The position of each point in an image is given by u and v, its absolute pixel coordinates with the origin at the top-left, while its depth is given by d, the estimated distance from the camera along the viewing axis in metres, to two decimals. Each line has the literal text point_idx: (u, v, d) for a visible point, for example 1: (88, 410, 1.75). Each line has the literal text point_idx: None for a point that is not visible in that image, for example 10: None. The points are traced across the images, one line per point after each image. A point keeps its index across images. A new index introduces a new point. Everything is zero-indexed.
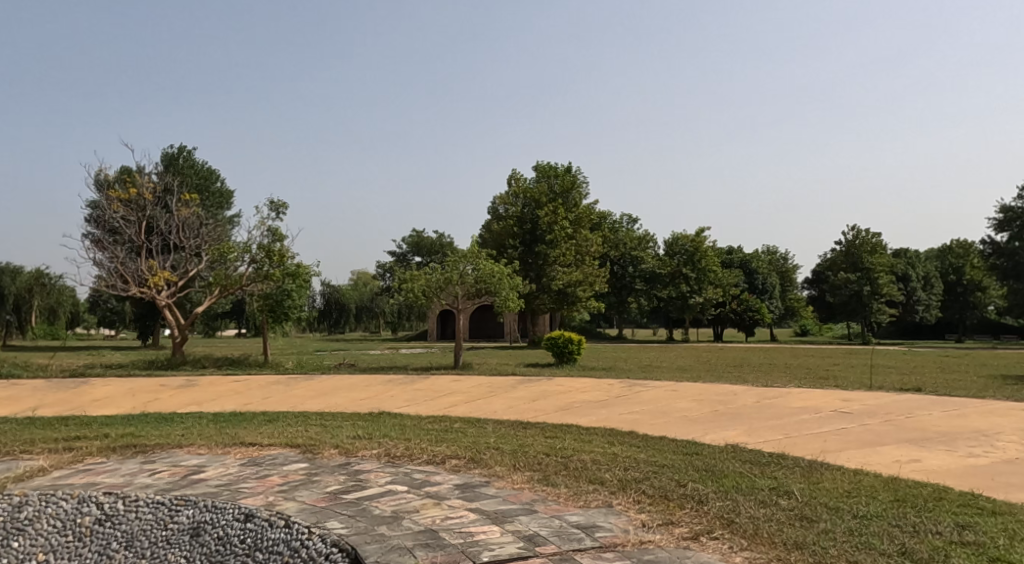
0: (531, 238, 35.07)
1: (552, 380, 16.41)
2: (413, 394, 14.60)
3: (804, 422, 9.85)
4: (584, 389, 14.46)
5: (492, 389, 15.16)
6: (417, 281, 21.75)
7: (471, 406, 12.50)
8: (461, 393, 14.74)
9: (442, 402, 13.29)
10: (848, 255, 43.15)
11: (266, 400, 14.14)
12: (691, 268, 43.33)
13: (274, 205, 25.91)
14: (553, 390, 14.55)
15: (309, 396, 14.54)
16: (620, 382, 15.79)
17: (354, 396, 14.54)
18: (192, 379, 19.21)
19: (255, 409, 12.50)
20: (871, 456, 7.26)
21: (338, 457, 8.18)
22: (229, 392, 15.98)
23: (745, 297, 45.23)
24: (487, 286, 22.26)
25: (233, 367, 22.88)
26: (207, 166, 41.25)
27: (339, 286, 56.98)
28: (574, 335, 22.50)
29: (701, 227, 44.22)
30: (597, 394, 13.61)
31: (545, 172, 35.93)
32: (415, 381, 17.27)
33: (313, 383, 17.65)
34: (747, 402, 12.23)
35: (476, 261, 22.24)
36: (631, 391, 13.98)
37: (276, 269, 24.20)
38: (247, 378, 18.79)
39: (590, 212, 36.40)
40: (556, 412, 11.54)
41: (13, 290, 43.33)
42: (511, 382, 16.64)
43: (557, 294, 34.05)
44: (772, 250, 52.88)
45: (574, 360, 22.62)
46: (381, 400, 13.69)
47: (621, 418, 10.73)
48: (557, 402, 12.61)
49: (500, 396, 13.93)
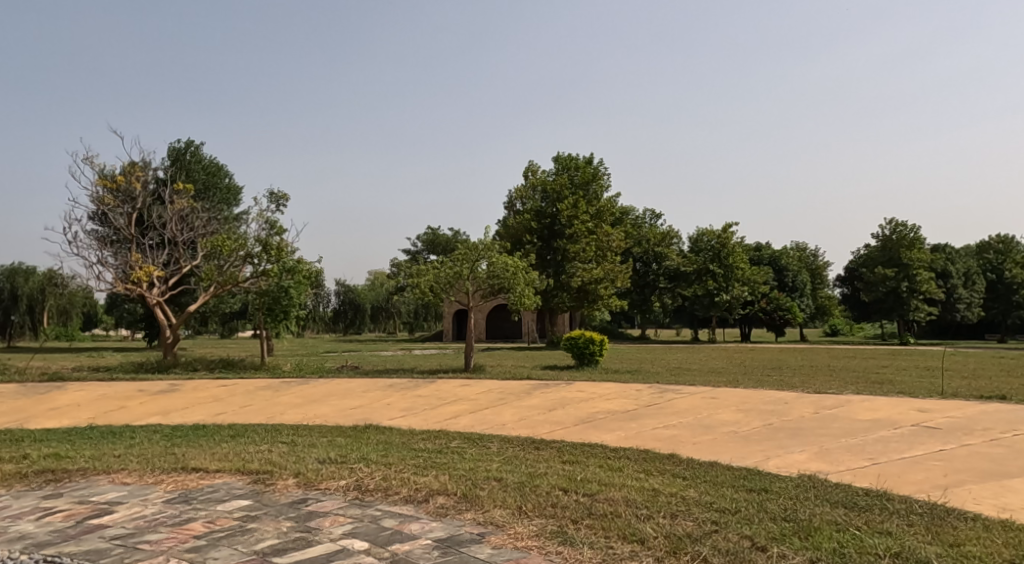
0: (549, 233, 33.29)
1: (573, 387, 14.50)
2: (412, 402, 12.76)
3: (888, 441, 7.90)
4: (607, 396, 12.56)
5: (504, 396, 13.32)
6: (426, 277, 19.93)
7: (476, 418, 10.60)
8: (467, 400, 12.86)
9: (442, 413, 11.44)
10: (883, 250, 40.83)
11: (242, 410, 12.29)
12: (719, 264, 40.97)
13: (275, 196, 24.17)
14: (573, 398, 12.66)
15: (295, 406, 12.72)
16: (649, 388, 13.88)
17: (344, 405, 12.71)
18: (177, 383, 17.52)
19: (225, 422, 10.70)
20: (1009, 497, 5.31)
21: (293, 490, 6.33)
22: (208, 400, 14.22)
23: (775, 296, 43.11)
24: (502, 282, 20.42)
25: (227, 369, 21.19)
26: (215, 161, 39.54)
27: (354, 286, 55.38)
28: (596, 335, 20.59)
29: (728, 223, 42.05)
30: (624, 403, 11.68)
31: (565, 164, 34.04)
32: (418, 386, 15.44)
33: (306, 388, 15.86)
34: (804, 414, 10.25)
35: (489, 256, 20.30)
36: (664, 399, 12.07)
37: (274, 264, 22.62)
38: (235, 382, 17.03)
39: (612, 206, 34.39)
40: (577, 426, 9.63)
41: (25, 290, 41.99)
42: (526, 387, 14.76)
43: (577, 292, 32.21)
44: (802, 247, 50.71)
45: (597, 362, 20.72)
46: (370, 410, 11.82)
47: (656, 435, 8.79)
48: (578, 413, 10.70)
49: (511, 405, 12.03)
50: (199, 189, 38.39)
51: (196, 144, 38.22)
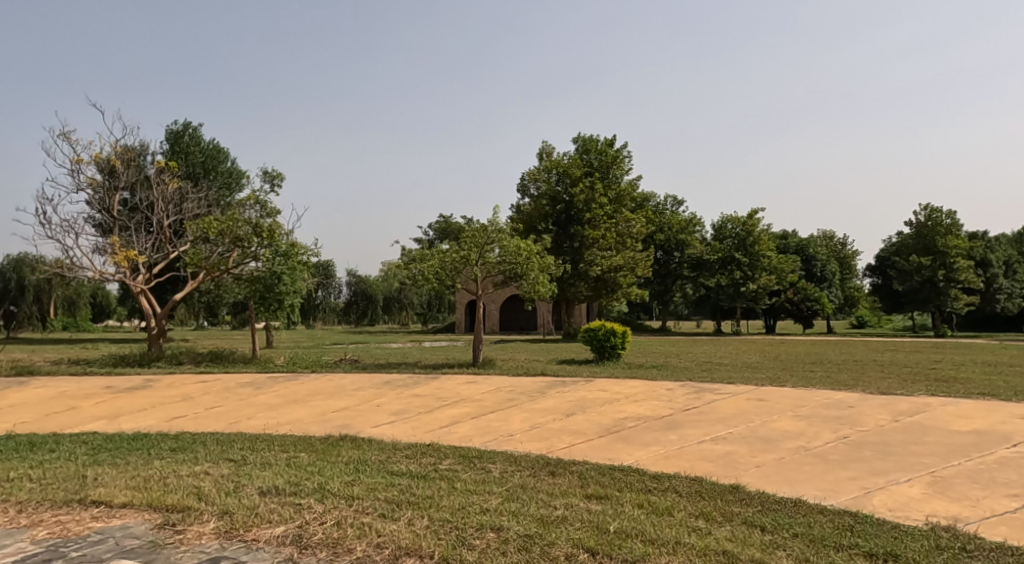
0: (566, 219, 31.35)
1: (593, 386, 12.60)
2: (405, 404, 10.90)
3: (1020, 465, 5.90)
4: (635, 398, 10.63)
5: (513, 396, 11.47)
6: (430, 262, 17.99)
7: (477, 426, 8.69)
8: (469, 402, 10.96)
9: (439, 417, 9.56)
10: (918, 237, 38.64)
11: (205, 413, 10.43)
12: (744, 253, 39.11)
13: (269, 175, 22.40)
14: (594, 398, 10.79)
15: (270, 409, 10.88)
16: (681, 387, 11.97)
17: (326, 407, 10.85)
18: (152, 379, 15.78)
19: (174, 430, 8.89)
20: None
21: (202, 551, 4.49)
22: (176, 399, 12.46)
23: (802, 285, 41.04)
24: (513, 268, 18.52)
25: (215, 363, 19.45)
26: (215, 144, 37.83)
27: (366, 276, 53.70)
28: (618, 327, 18.69)
29: (754, 209, 40.07)
30: (657, 407, 9.75)
31: (584, 146, 32.06)
32: (417, 384, 13.59)
33: (291, 386, 14.08)
34: (883, 421, 8.27)
35: (500, 239, 18.37)
36: (704, 404, 10.11)
37: (265, 249, 20.96)
38: (215, 380, 15.26)
39: (632, 190, 32.41)
40: (601, 438, 7.70)
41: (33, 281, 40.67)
42: (539, 385, 12.90)
43: (594, 281, 30.49)
44: (829, 235, 48.62)
45: (618, 357, 18.82)
46: (354, 414, 9.95)
47: (706, 451, 6.84)
48: (601, 420, 8.78)
49: (521, 409, 10.10)
50: (196, 173, 36.73)
51: (193, 125, 36.57)
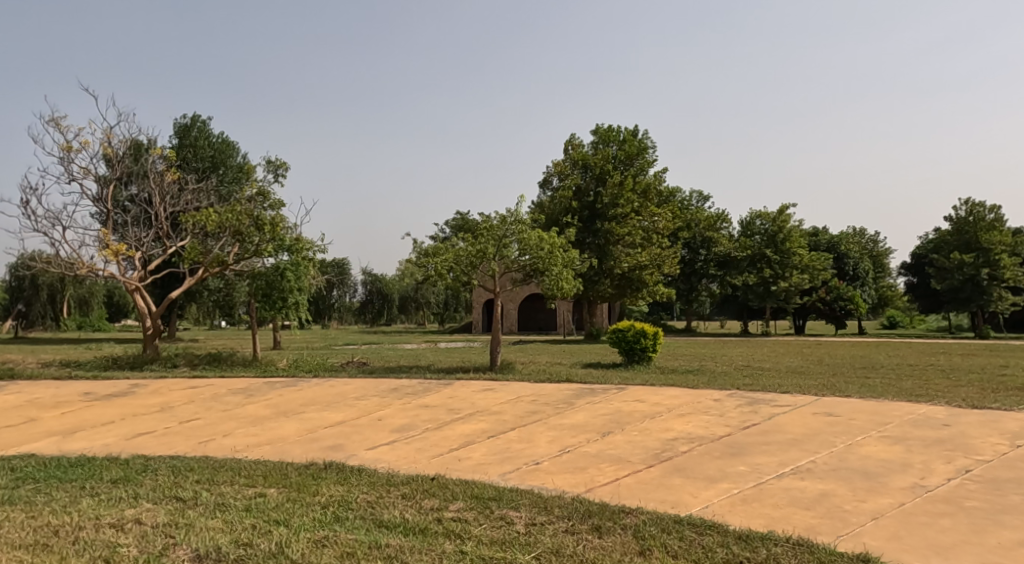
0: (589, 214, 29.81)
1: (627, 396, 10.99)
2: (411, 418, 9.33)
3: None
4: (681, 414, 9.01)
5: (537, 409, 9.88)
6: (444, 256, 16.43)
7: (494, 449, 7.11)
8: (486, 416, 9.38)
9: (450, 436, 8.00)
10: (959, 233, 36.76)
11: (178, 429, 8.92)
12: (774, 250, 37.53)
13: (273, 165, 20.94)
14: (632, 413, 9.17)
15: (253, 423, 9.35)
16: (729, 399, 10.34)
17: (320, 421, 9.29)
18: (139, 386, 14.35)
19: (128, 452, 7.37)
20: None
21: None
22: (155, 409, 10.97)
23: (835, 284, 39.13)
24: (535, 262, 16.94)
25: (212, 366, 17.99)
26: (224, 138, 36.52)
27: (381, 275, 52.26)
28: (649, 327, 17.09)
29: (784, 204, 38.41)
30: (710, 427, 8.12)
31: (607, 138, 30.36)
32: (428, 391, 12.04)
33: (287, 394, 12.57)
34: (1000, 448, 6.59)
35: (520, 230, 16.78)
36: (764, 421, 8.46)
37: (267, 243, 19.47)
38: (204, 387, 13.80)
39: (659, 183, 30.79)
40: (652, 469, 6.09)
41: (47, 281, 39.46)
42: (565, 394, 11.31)
43: (619, 278, 28.97)
44: (861, 231, 46.68)
45: (648, 360, 17.21)
46: (350, 432, 8.39)
47: (793, 491, 5.22)
48: (647, 445, 7.17)
49: (547, 425, 8.51)
50: (205, 168, 35.41)
51: (202, 118, 35.31)
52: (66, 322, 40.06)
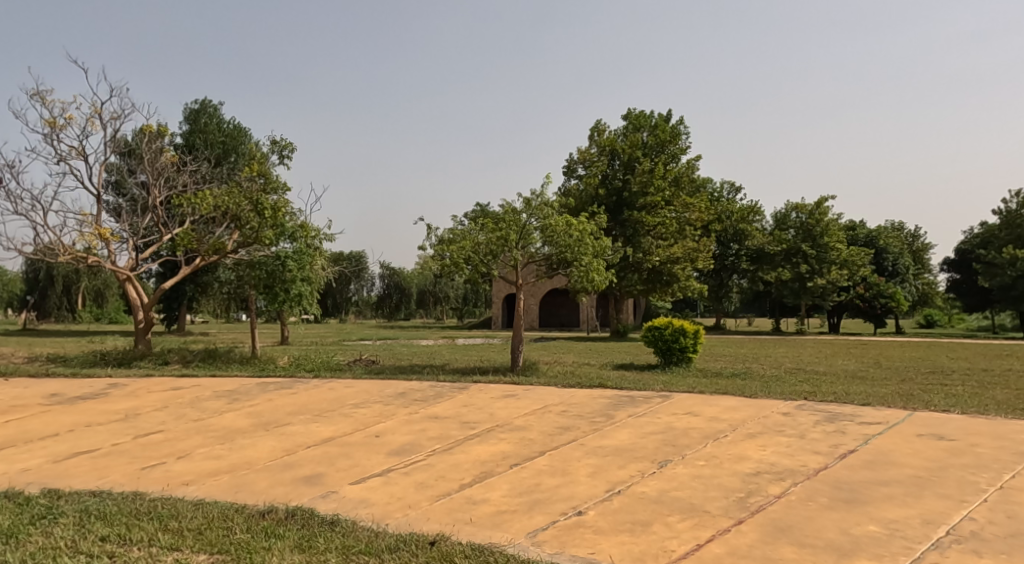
0: (617, 203, 27.86)
1: (675, 408, 9.17)
2: (414, 435, 7.57)
3: None
4: (752, 437, 7.20)
5: (571, 424, 8.09)
6: (461, 244, 14.65)
7: (521, 487, 5.33)
8: (507, 433, 7.62)
9: (462, 463, 6.23)
10: (1010, 227, 34.69)
11: (128, 446, 7.23)
12: (811, 244, 35.53)
13: (278, 145, 19.30)
14: (689, 434, 7.36)
15: (222, 438, 7.64)
16: (801, 416, 8.49)
17: (304, 438, 7.55)
18: (117, 386, 12.75)
19: (42, 484, 5.66)
20: None
21: None
22: (117, 417, 9.29)
23: (874, 280, 36.76)
24: (562, 252, 15.14)
25: (206, 364, 16.36)
26: (237, 124, 35.01)
27: (400, 268, 50.69)
28: (688, 325, 15.27)
29: (822, 195, 36.36)
30: (797, 455, 6.32)
31: (638, 122, 28.45)
32: (439, 398, 10.31)
33: (277, 398, 10.89)
34: None
35: (545, 215, 14.97)
36: (861, 446, 6.65)
37: (268, 230, 17.68)
38: (188, 389, 12.15)
39: (692, 171, 28.90)
40: (744, 528, 4.29)
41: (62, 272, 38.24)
42: (601, 405, 9.53)
43: (649, 271, 27.13)
44: (899, 225, 44.45)
45: (687, 362, 15.38)
46: (335, 455, 6.65)
47: None
48: (724, 483, 5.36)
49: (586, 448, 6.73)
50: (216, 155, 33.91)
51: (213, 104, 33.85)
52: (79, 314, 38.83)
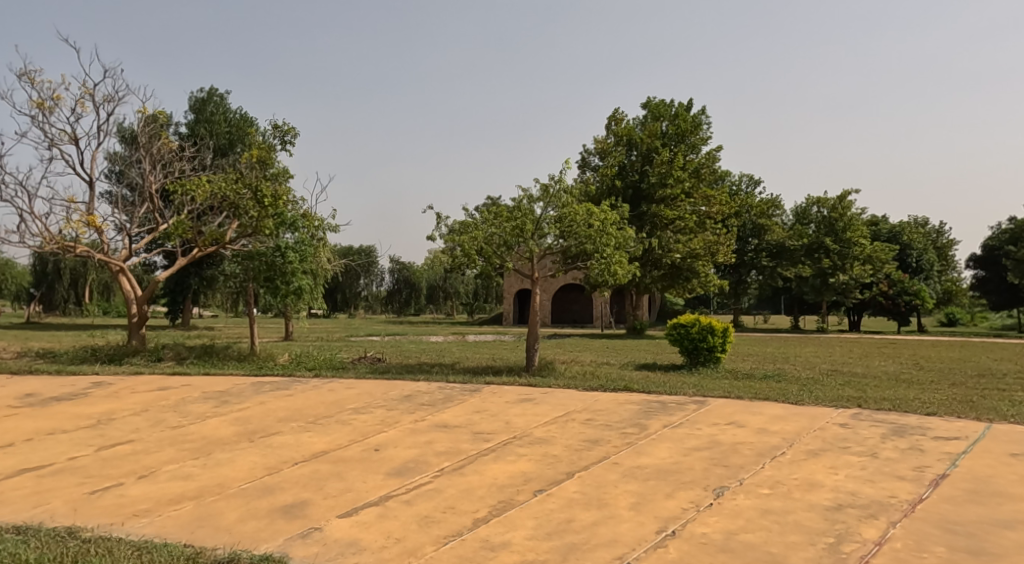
0: (634, 195, 26.72)
1: (715, 417, 8.10)
2: (419, 449, 6.53)
3: None
4: (815, 455, 6.14)
5: (600, 437, 7.03)
6: (472, 235, 13.56)
7: (549, 527, 4.28)
8: (527, 447, 6.57)
9: (475, 488, 5.19)
10: None
11: (87, 460, 6.21)
12: (833, 239, 34.40)
13: (280, 130, 18.32)
14: (741, 452, 6.29)
15: (198, 451, 6.62)
16: (862, 428, 7.41)
17: (292, 452, 6.52)
18: (101, 385, 11.75)
19: None
20: None
21: None
22: (86, 422, 8.29)
23: (898, 277, 35.39)
24: (581, 244, 14.06)
25: (202, 361, 15.39)
26: (244, 114, 34.09)
27: (410, 262, 49.72)
28: (717, 322, 14.19)
29: (845, 189, 35.17)
30: (877, 481, 5.25)
31: (657, 112, 27.31)
32: (448, 402, 9.27)
33: (271, 400, 9.88)
34: None
35: (562, 204, 13.90)
36: (950, 470, 5.57)
37: (268, 220, 16.70)
38: (176, 389, 11.17)
39: (713, 162, 27.76)
40: None
41: (68, 265, 37.37)
42: (631, 412, 8.48)
43: (667, 267, 26.06)
44: (922, 221, 43.15)
45: (715, 363, 14.29)
46: (325, 475, 5.64)
47: None
48: (803, 522, 4.29)
49: (623, 469, 5.67)
50: (222, 145, 32.96)
51: (219, 92, 32.95)
52: (85, 309, 37.95)
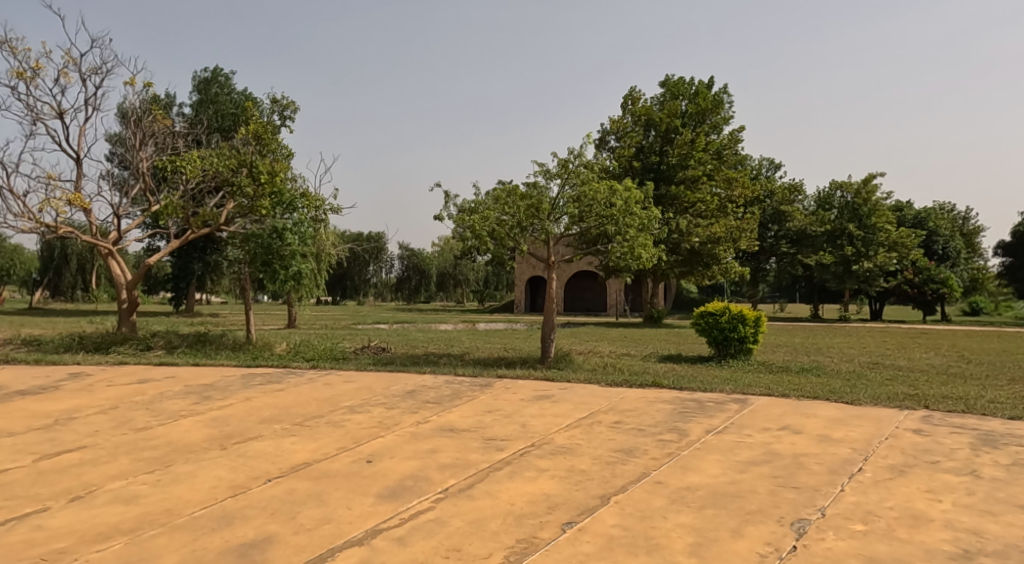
0: (652, 177, 25.51)
1: (764, 421, 6.98)
2: (418, 462, 5.42)
3: None
4: (903, 474, 5.01)
5: (635, 445, 5.91)
6: (483, 214, 12.43)
7: None
8: (549, 460, 5.45)
9: (486, 521, 4.08)
10: None
11: (17, 474, 5.16)
12: (858, 225, 33.16)
13: (279, 105, 17.21)
14: (810, 469, 5.15)
15: (154, 462, 5.54)
16: (942, 436, 6.27)
17: (267, 464, 5.44)
18: (76, 377, 10.73)
19: None
20: None
21: None
22: (41, 422, 7.24)
23: (925, 265, 33.97)
24: (601, 225, 12.90)
25: (191, 350, 14.31)
26: (248, 95, 33.02)
27: (420, 249, 48.66)
28: (748, 311, 13.06)
29: (871, 173, 33.88)
30: (998, 516, 4.13)
31: (676, 90, 26.05)
32: (455, 400, 8.18)
33: (258, 396, 8.82)
34: None
35: (579, 180, 12.75)
36: None
37: (262, 199, 15.57)
38: (157, 382, 10.13)
39: (735, 144, 26.50)
40: None
41: (71, 251, 36.41)
42: (664, 414, 7.36)
43: (686, 253, 24.81)
44: (948, 207, 41.73)
45: (746, 354, 13.13)
46: (302, 497, 4.56)
47: None
48: None
49: (670, 494, 4.54)
50: (225, 125, 31.91)
51: (224, 72, 31.89)
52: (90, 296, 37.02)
